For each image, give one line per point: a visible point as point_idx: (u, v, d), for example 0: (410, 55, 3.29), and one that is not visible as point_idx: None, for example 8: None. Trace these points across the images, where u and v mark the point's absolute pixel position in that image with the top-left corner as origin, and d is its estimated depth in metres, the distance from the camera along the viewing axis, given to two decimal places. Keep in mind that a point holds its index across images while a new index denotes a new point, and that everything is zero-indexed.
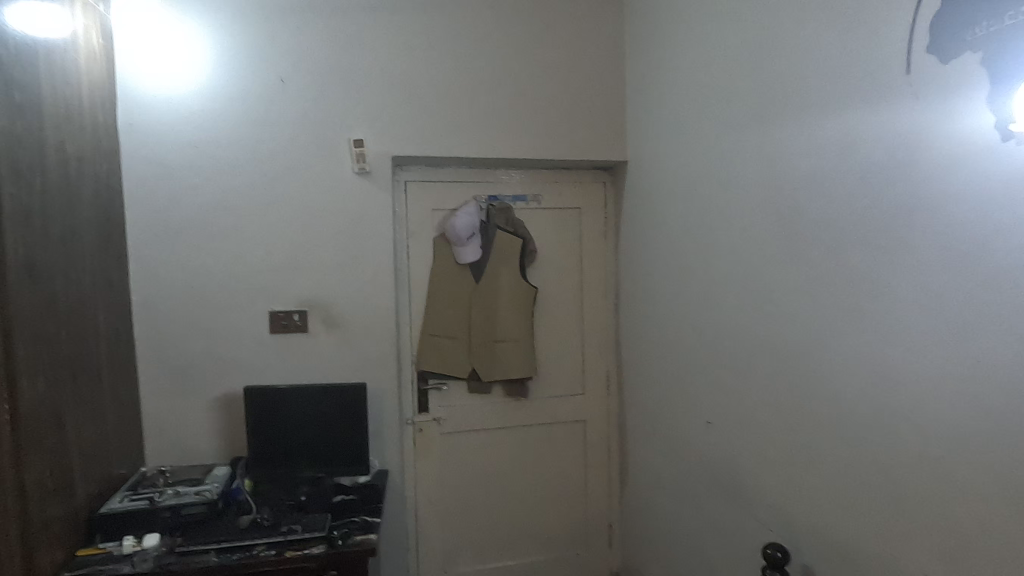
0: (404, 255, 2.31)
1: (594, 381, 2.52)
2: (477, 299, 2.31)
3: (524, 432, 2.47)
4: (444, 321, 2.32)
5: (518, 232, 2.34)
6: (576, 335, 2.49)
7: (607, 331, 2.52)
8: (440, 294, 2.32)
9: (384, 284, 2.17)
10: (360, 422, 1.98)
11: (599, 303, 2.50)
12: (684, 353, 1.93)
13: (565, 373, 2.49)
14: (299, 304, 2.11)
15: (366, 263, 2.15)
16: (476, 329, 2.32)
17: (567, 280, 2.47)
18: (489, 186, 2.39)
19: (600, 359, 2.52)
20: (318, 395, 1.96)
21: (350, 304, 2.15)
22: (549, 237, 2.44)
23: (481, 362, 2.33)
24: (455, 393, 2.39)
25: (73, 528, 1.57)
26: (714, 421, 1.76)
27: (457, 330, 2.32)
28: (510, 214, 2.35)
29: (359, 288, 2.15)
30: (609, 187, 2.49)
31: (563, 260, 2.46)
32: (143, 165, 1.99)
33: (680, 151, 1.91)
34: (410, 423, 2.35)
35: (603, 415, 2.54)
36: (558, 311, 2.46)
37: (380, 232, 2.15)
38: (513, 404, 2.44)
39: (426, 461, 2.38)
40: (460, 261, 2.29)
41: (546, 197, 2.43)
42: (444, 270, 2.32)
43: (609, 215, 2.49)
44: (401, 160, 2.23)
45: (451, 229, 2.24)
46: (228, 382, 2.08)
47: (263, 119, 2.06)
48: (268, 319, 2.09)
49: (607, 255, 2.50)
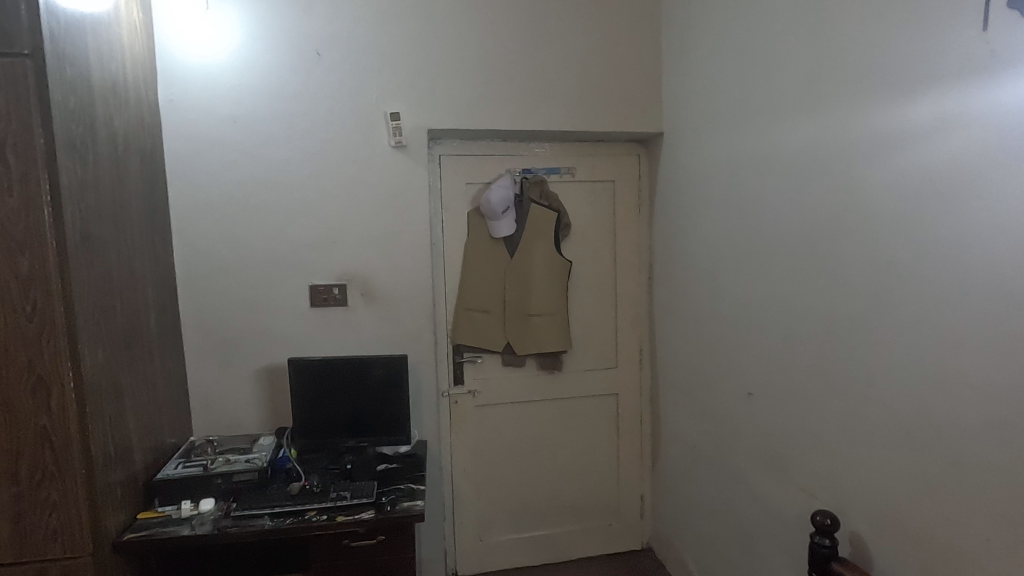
0: (439, 229, 2.32)
1: (627, 354, 2.53)
2: (511, 273, 2.32)
3: (558, 405, 2.50)
4: (478, 295, 2.33)
5: (552, 205, 2.33)
6: (610, 309, 2.49)
7: (641, 305, 2.51)
8: (475, 268, 2.33)
9: (422, 258, 2.18)
10: (401, 394, 2.01)
11: (633, 277, 2.50)
12: (723, 325, 1.92)
13: (599, 346, 2.50)
14: (338, 278, 2.14)
15: (404, 237, 2.17)
16: (511, 302, 2.33)
17: (601, 254, 2.46)
18: (523, 158, 2.37)
19: (633, 333, 2.52)
20: (359, 367, 1.99)
21: (389, 277, 2.17)
22: (582, 210, 2.43)
23: (516, 335, 2.34)
24: (489, 365, 2.41)
25: (133, 492, 1.64)
26: (756, 392, 1.76)
27: (492, 304, 2.34)
28: (544, 186, 2.33)
29: (396, 261, 2.17)
30: (644, 159, 2.46)
31: (596, 233, 2.44)
32: (185, 141, 2.01)
33: (722, 121, 1.88)
34: (446, 395, 2.38)
35: (637, 388, 2.56)
36: (592, 284, 2.46)
37: (416, 206, 2.16)
38: (547, 377, 2.46)
39: (462, 433, 2.42)
40: (495, 234, 2.29)
41: (580, 169, 2.41)
42: (479, 244, 2.33)
43: (643, 187, 2.47)
44: (436, 133, 2.22)
45: (486, 203, 2.24)
46: (270, 354, 2.12)
47: (300, 92, 2.06)
48: (308, 292, 2.12)
49: (641, 228, 2.48)
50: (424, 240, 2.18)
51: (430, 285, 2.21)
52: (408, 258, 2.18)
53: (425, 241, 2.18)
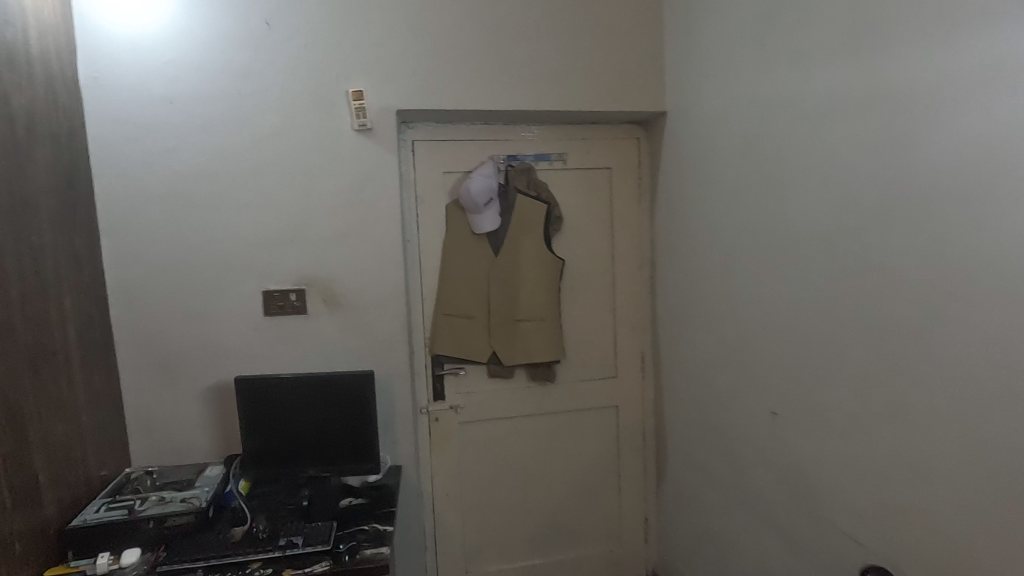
0: (414, 226, 2.06)
1: (627, 362, 2.26)
2: (495, 275, 2.05)
3: (551, 420, 2.23)
4: (459, 299, 2.06)
5: (541, 196, 2.06)
6: (608, 313, 2.22)
7: (643, 308, 2.25)
8: (454, 269, 2.06)
9: (393, 258, 1.92)
10: (368, 416, 1.75)
11: (634, 276, 2.23)
12: (739, 333, 1.66)
13: (596, 354, 2.23)
14: (296, 282, 1.86)
15: (372, 235, 1.90)
16: (496, 307, 2.06)
17: (597, 251, 2.19)
18: (507, 143, 2.10)
19: (635, 338, 2.26)
20: (319, 386, 1.73)
21: (355, 281, 1.90)
22: (576, 202, 2.15)
23: (502, 344, 2.07)
24: (474, 377, 2.15)
25: (41, 543, 1.37)
26: (780, 411, 1.50)
27: (474, 309, 2.07)
28: (532, 175, 2.06)
29: (363, 262, 1.90)
30: (644, 143, 2.19)
31: (592, 227, 2.18)
32: (112, 126, 1.73)
33: (737, 94, 1.61)
34: (425, 411, 2.12)
35: (639, 400, 2.29)
36: (588, 285, 2.19)
37: (385, 200, 1.89)
38: (538, 389, 2.20)
39: (444, 454, 2.15)
40: (477, 230, 2.02)
41: (572, 156, 2.14)
42: (459, 240, 2.06)
43: (643, 175, 2.20)
44: (407, 115, 1.95)
45: (465, 194, 1.97)
46: (219, 371, 1.85)
47: (247, 68, 1.78)
48: (262, 299, 1.85)
49: (642, 220, 2.21)
50: (396, 238, 1.91)
51: (403, 288, 1.94)
52: (377, 258, 1.91)
53: (396, 239, 1.91)
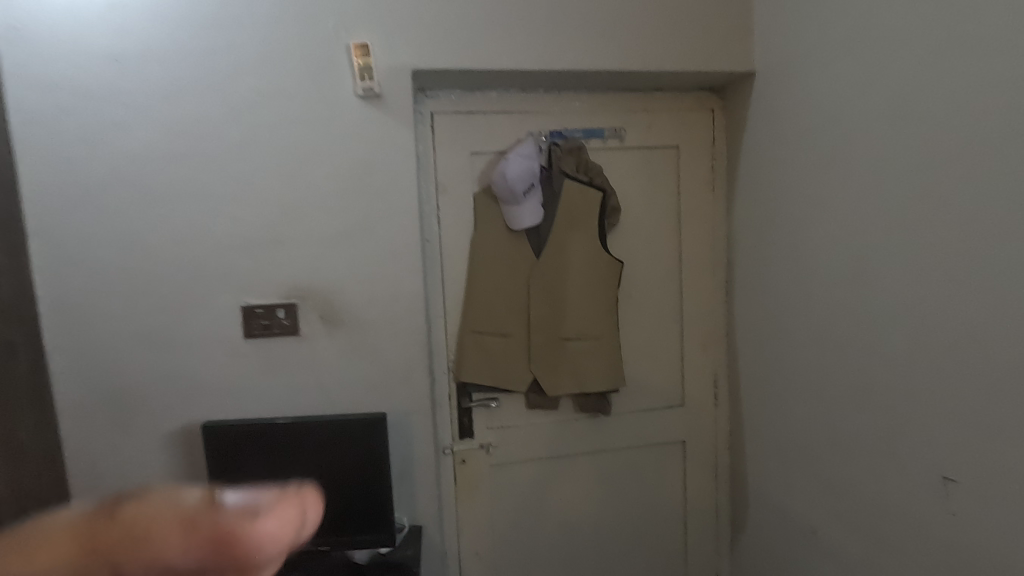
0: (434, 221, 1.64)
1: (697, 387, 1.84)
2: (537, 283, 1.63)
3: (603, 460, 1.81)
4: (492, 313, 1.65)
5: (594, 182, 1.63)
6: (673, 327, 1.80)
7: (716, 320, 1.82)
8: (485, 275, 1.64)
9: (410, 263, 1.50)
10: (379, 482, 1.36)
11: (705, 281, 1.80)
12: (877, 362, 1.23)
13: (658, 378, 1.81)
14: (284, 296, 1.44)
15: (383, 234, 1.48)
16: (537, 324, 1.64)
17: (661, 250, 1.76)
18: (550, 116, 1.67)
19: (705, 358, 1.83)
20: (318, 439, 1.35)
21: (360, 293, 1.48)
22: (635, 188, 1.72)
23: (546, 369, 1.65)
24: (509, 409, 1.73)
25: None
26: (956, 477, 1.08)
27: (511, 326, 1.65)
28: (582, 155, 1.64)
29: (370, 268, 1.48)
30: (718, 115, 1.76)
31: (654, 221, 1.75)
32: (41, 93, 1.32)
33: (879, 37, 1.17)
34: (449, 452, 1.71)
35: (710, 432, 1.87)
36: (649, 293, 1.77)
37: (399, 188, 1.47)
38: (588, 422, 1.78)
39: (473, 504, 1.74)
40: (514, 225, 1.60)
41: (631, 131, 1.71)
42: (492, 239, 1.64)
43: (718, 155, 1.76)
44: (424, 79, 1.52)
45: (500, 180, 1.54)
46: (186, 411, 1.43)
47: (216, 15, 1.36)
48: (241, 318, 1.43)
49: (715, 212, 1.78)
50: (413, 237, 1.49)
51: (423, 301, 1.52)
52: (388, 263, 1.49)
53: (413, 238, 1.49)
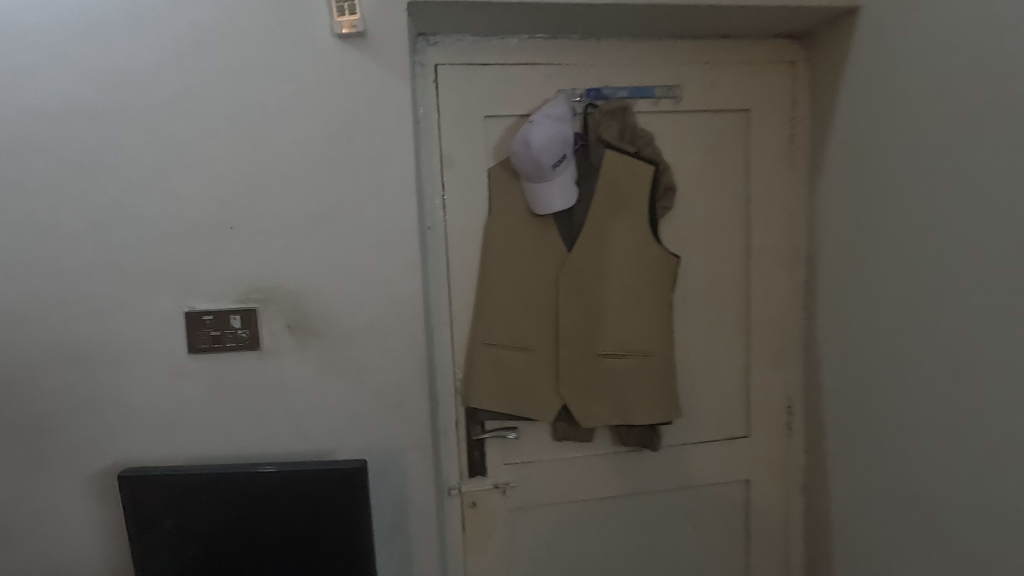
0: (438, 205, 1.30)
1: (765, 413, 1.47)
2: (568, 285, 1.28)
3: (647, 504, 1.46)
4: (510, 322, 1.30)
5: (644, 153, 1.27)
6: (737, 340, 1.44)
7: (791, 331, 1.45)
8: (502, 274, 1.30)
9: (405, 258, 1.15)
10: (363, 550, 1.04)
11: (779, 283, 1.43)
12: None
13: (717, 403, 1.45)
14: (240, 299, 1.11)
15: (370, 219, 1.13)
16: (568, 337, 1.29)
17: (724, 243, 1.39)
18: (587, 70, 1.31)
19: (776, 379, 1.46)
20: (286, 492, 1.03)
21: (340, 296, 1.14)
22: (693, 164, 1.35)
23: (578, 394, 1.30)
24: (531, 441, 1.38)
25: None
26: None
27: (535, 339, 1.30)
28: (628, 119, 1.27)
29: (353, 264, 1.14)
30: (801, 70, 1.38)
31: (717, 205, 1.38)
32: None
33: None
34: (455, 493, 1.37)
35: (780, 471, 1.50)
36: (708, 298, 1.40)
37: (390, 159, 1.13)
38: (630, 457, 1.42)
39: (484, 558, 1.40)
40: (540, 210, 1.24)
41: (690, 90, 1.33)
42: (511, 228, 1.29)
43: (800, 121, 1.38)
44: (425, 17, 1.17)
45: (523, 150, 1.19)
46: (115, 446, 1.11)
47: None
48: (185, 327, 1.10)
49: (793, 195, 1.41)
50: (410, 224, 1.15)
51: (421, 307, 1.17)
52: (377, 258, 1.14)
53: (409, 225, 1.15)
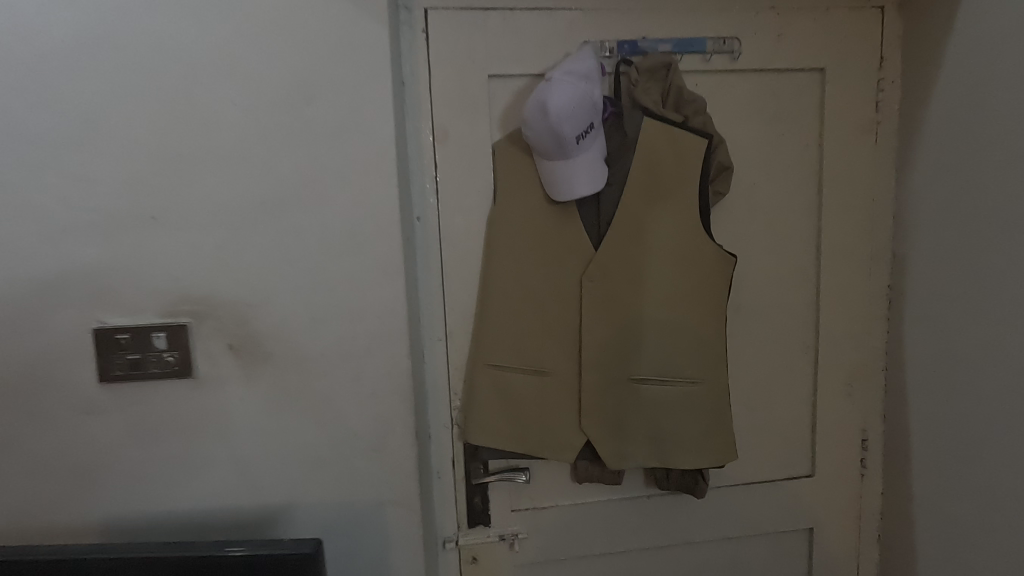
0: (430, 188, 1.03)
1: (834, 448, 1.19)
2: (594, 292, 1.00)
3: (687, 557, 1.19)
4: (521, 338, 1.04)
5: (693, 123, 0.98)
6: (803, 359, 1.15)
7: (870, 348, 1.16)
8: (511, 278, 1.03)
9: (384, 259, 0.89)
10: None
11: (856, 289, 1.14)
12: None
13: (775, 436, 1.17)
14: (166, 313, 0.85)
15: (336, 207, 0.86)
16: (594, 358, 1.02)
17: (789, 238, 1.11)
18: (620, 17, 1.02)
19: (849, 406, 1.18)
20: None
21: (299, 308, 0.88)
22: (753, 139, 1.07)
23: (607, 430, 1.03)
24: (545, 483, 1.12)
25: None
26: None
27: (552, 360, 1.04)
28: (674, 78, 0.98)
29: (315, 266, 0.87)
30: (892, 18, 1.08)
31: (781, 190, 1.09)
32: None
33: None
34: (452, 546, 1.11)
35: (851, 518, 1.23)
36: (767, 308, 1.12)
37: (364, 129, 0.86)
38: (667, 502, 1.15)
39: None
40: (560, 195, 0.97)
41: (751, 43, 1.04)
42: (522, 218, 1.02)
43: (888, 84, 1.09)
44: None
45: (538, 118, 0.92)
46: (11, 500, 0.86)
47: None
48: (94, 349, 0.84)
49: (878, 178, 1.11)
50: (391, 214, 0.88)
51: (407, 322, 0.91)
52: (347, 258, 0.88)
53: (389, 215, 0.88)
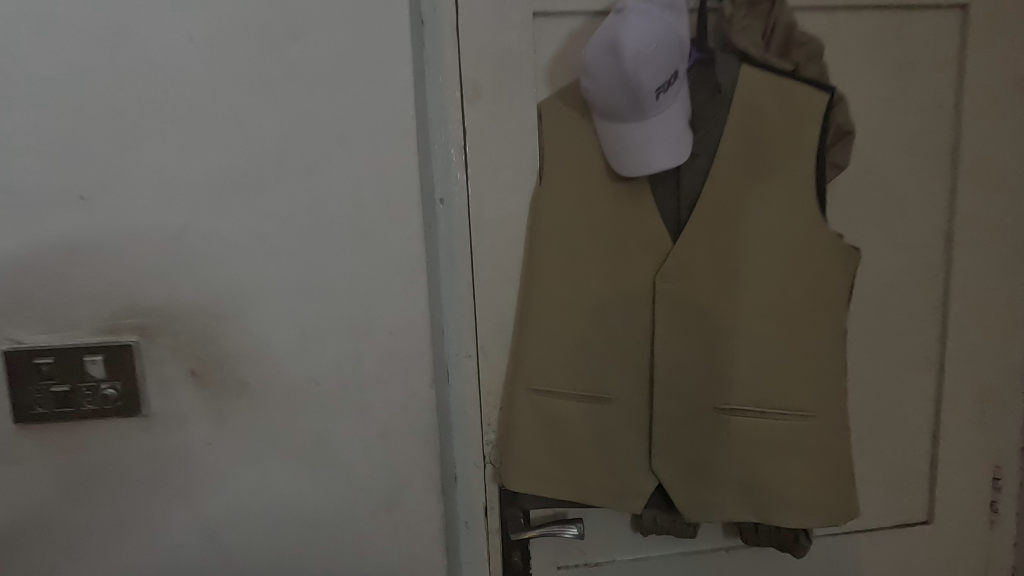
0: (457, 162, 0.80)
1: (958, 490, 0.95)
2: (671, 298, 0.77)
3: None
4: (575, 357, 0.81)
5: (808, 72, 0.74)
6: (925, 380, 0.91)
7: (1010, 367, 0.92)
8: (561, 279, 0.80)
9: (399, 253, 0.67)
10: None
11: (996, 291, 0.89)
12: None
13: (885, 475, 0.94)
14: (105, 329, 0.62)
15: (335, 182, 0.64)
16: (670, 383, 0.79)
17: (916, 227, 0.87)
18: None
19: (980, 438, 0.94)
20: None
21: (287, 319, 0.65)
22: (875, 98, 0.82)
23: (683, 472, 0.81)
24: (600, 534, 0.89)
25: None
26: None
27: (614, 384, 0.81)
28: (783, 11, 0.74)
29: (309, 262, 0.65)
30: None
31: (908, 165, 0.85)
32: None
33: None
34: None
35: None
36: (884, 315, 0.88)
37: (370, 78, 0.63)
38: (750, 557, 0.92)
39: None
40: (630, 169, 0.74)
41: None
42: (577, 202, 0.78)
43: None
44: None
45: (607, 63, 0.69)
46: None
47: None
48: (7, 378, 0.62)
49: None
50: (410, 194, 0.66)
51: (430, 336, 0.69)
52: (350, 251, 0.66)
53: (407, 194, 0.66)
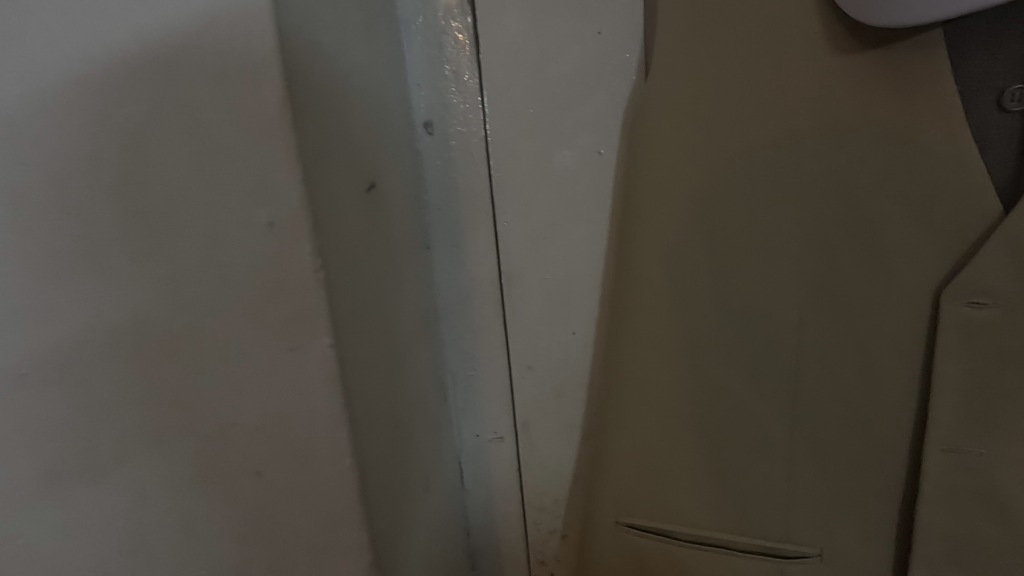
0: (459, 48, 0.37)
1: None
2: (987, 346, 0.29)
3: None
4: (721, 461, 0.36)
5: None
6: None
7: None
8: (696, 293, 0.34)
9: (251, 272, 0.24)
10: None
11: None
12: None
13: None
14: None
15: (84, 52, 0.22)
16: (974, 556, 0.31)
17: None
18: None
19: None
20: None
21: (35, 426, 0.26)
22: None
23: None
24: None
25: None
26: None
27: (817, 528, 0.35)
28: None
29: (58, 285, 0.24)
30: None
31: None
32: None
33: None
34: None
35: None
36: None
37: None
38: None
39: None
40: (898, 16, 0.27)
41: None
42: (737, 109, 0.32)
43: None
44: None
45: None
46: None
47: None
48: None
49: None
50: (266, 97, 0.22)
51: (369, 475, 0.27)
52: (182, 242, 0.23)
53: (249, 105, 0.22)
